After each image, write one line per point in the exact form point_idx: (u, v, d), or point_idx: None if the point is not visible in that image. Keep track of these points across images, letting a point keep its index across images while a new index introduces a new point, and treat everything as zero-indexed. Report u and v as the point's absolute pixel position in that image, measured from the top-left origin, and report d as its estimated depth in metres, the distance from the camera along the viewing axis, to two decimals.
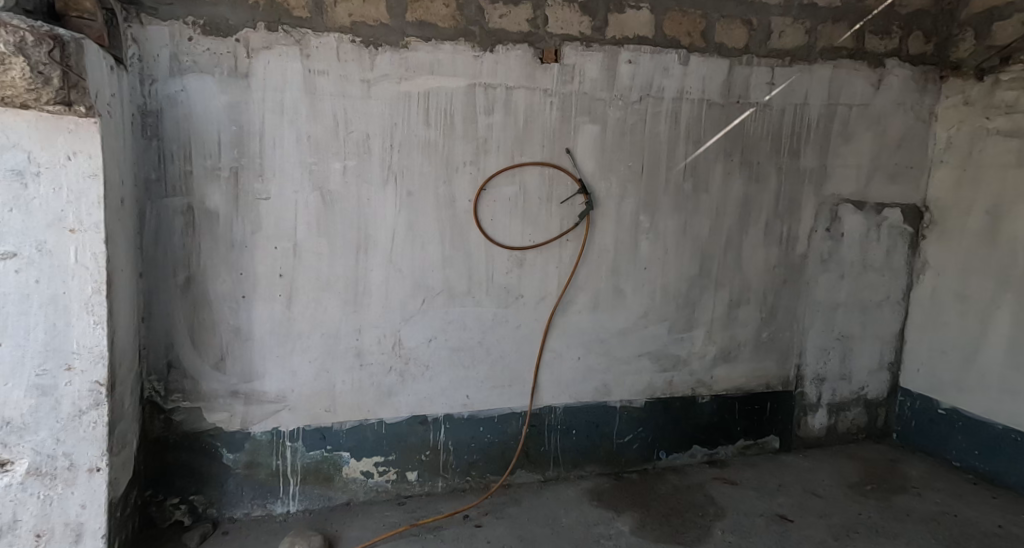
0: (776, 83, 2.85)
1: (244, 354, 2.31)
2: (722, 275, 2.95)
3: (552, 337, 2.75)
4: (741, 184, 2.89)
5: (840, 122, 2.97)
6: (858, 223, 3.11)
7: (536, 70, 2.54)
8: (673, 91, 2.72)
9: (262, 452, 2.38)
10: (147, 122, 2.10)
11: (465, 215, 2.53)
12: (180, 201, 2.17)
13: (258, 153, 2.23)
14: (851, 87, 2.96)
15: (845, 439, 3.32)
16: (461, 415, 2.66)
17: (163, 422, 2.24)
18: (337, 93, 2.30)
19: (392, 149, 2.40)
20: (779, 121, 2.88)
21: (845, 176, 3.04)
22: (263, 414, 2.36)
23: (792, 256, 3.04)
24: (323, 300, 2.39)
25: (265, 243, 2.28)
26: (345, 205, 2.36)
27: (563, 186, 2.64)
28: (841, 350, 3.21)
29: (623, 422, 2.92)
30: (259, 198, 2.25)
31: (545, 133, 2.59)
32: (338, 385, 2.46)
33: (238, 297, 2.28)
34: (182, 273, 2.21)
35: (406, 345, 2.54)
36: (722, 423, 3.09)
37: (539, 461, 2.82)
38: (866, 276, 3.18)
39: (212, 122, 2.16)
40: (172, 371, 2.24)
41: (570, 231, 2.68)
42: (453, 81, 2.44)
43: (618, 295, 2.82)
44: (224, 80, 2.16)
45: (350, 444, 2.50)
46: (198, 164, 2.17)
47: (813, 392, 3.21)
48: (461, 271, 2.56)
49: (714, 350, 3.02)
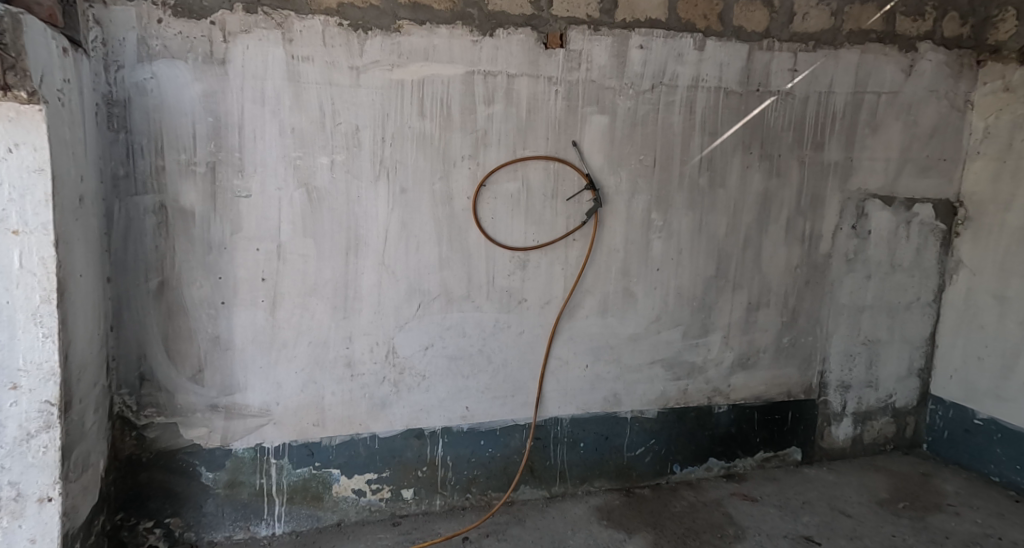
0: (799, 69, 2.64)
1: (224, 365, 2.14)
2: (740, 276, 2.75)
3: (558, 344, 2.56)
4: (761, 179, 2.69)
5: (867, 112, 2.76)
6: (886, 220, 2.90)
7: (539, 56, 2.34)
8: (687, 79, 2.52)
9: (245, 471, 2.21)
10: (114, 112, 1.93)
11: (464, 214, 2.34)
12: (152, 199, 2.00)
13: (237, 147, 2.05)
14: (880, 73, 2.75)
15: (871, 451, 3.11)
16: (460, 428, 2.48)
17: (134, 440, 2.07)
18: (324, 81, 2.12)
19: (384, 142, 2.21)
20: (801, 110, 2.68)
21: (872, 170, 2.83)
22: (245, 430, 2.19)
23: (815, 256, 2.84)
24: (310, 306, 2.21)
25: (246, 245, 2.10)
26: (333, 202, 2.18)
27: (569, 182, 2.45)
28: (867, 356, 3.01)
29: (634, 434, 2.73)
30: (239, 196, 2.07)
31: (550, 124, 2.40)
32: (326, 397, 2.28)
33: (216, 304, 2.10)
34: (155, 278, 2.03)
35: (401, 354, 2.36)
36: (739, 434, 2.90)
37: (545, 477, 2.63)
38: (895, 277, 2.97)
39: (186, 112, 1.99)
40: (144, 385, 2.07)
41: (577, 230, 2.49)
42: (449, 69, 2.25)
43: (629, 298, 2.62)
44: (198, 67, 1.98)
45: (340, 460, 2.33)
46: (170, 158, 1.99)
47: (837, 401, 3.01)
48: (460, 274, 2.38)
49: (731, 356, 2.82)
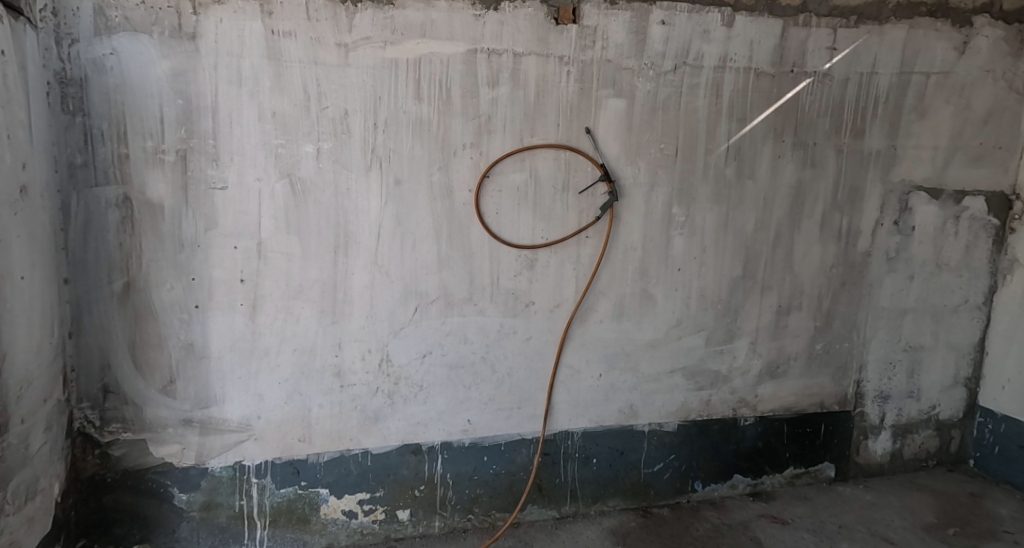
0: (839, 48, 2.38)
1: (199, 376, 1.93)
2: (770, 277, 2.50)
3: (569, 351, 2.33)
4: (794, 169, 2.44)
5: (914, 94, 2.49)
6: (933, 215, 2.63)
7: (550, 33, 2.10)
8: (714, 58, 2.27)
9: (223, 491, 2.01)
10: (69, 93, 1.72)
11: (466, 209, 2.11)
12: (114, 191, 1.79)
13: (210, 132, 1.84)
14: (930, 51, 2.47)
15: (911, 467, 2.85)
16: (461, 443, 2.26)
17: (98, 459, 1.87)
18: (308, 59, 1.90)
19: (376, 128, 1.99)
20: (841, 93, 2.42)
21: (918, 159, 2.56)
22: (222, 446, 1.98)
23: (852, 254, 2.58)
24: (295, 310, 2.00)
25: (223, 242, 1.89)
26: (320, 195, 1.96)
27: (581, 172, 2.21)
28: (908, 364, 2.75)
29: (652, 449, 2.50)
30: (214, 188, 1.86)
31: (561, 109, 2.16)
32: (314, 410, 2.07)
33: (190, 307, 1.90)
34: (119, 279, 1.83)
35: (396, 363, 2.14)
36: (767, 448, 2.65)
37: (554, 496, 2.40)
38: (940, 278, 2.70)
39: (151, 92, 1.77)
40: (108, 398, 1.87)
41: (590, 226, 2.25)
42: (449, 47, 2.02)
43: (647, 301, 2.38)
44: (163, 42, 1.77)
45: (328, 479, 2.12)
46: (134, 145, 1.79)
47: (874, 412, 2.75)
48: (462, 275, 2.15)
49: (759, 364, 2.57)
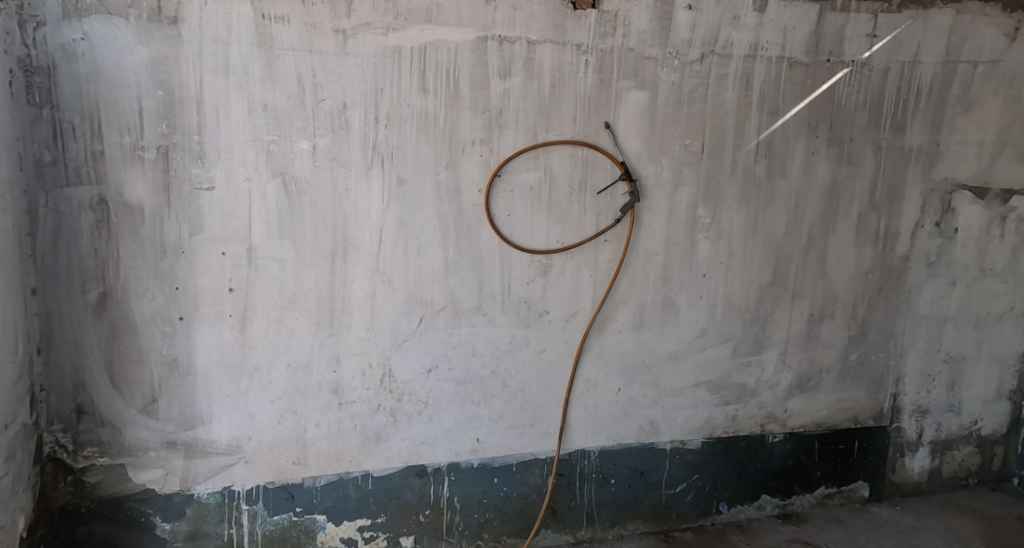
0: (879, 35, 2.20)
1: (184, 395, 1.77)
2: (802, 284, 2.32)
3: (585, 364, 2.15)
4: (829, 166, 2.26)
5: (960, 85, 2.30)
6: (977, 216, 2.44)
7: (567, 18, 1.92)
8: (744, 47, 2.09)
9: (210, 520, 1.84)
10: (35, 82, 1.56)
11: (475, 211, 1.94)
12: (88, 192, 1.63)
13: (195, 127, 1.67)
14: (978, 39, 2.28)
15: (951, 486, 2.66)
16: (470, 464, 2.09)
17: (71, 486, 1.71)
18: (302, 47, 1.73)
19: (377, 122, 1.81)
20: (880, 84, 2.23)
21: (962, 156, 2.37)
22: (210, 470, 1.82)
23: (890, 259, 2.39)
24: (289, 321, 1.83)
25: (209, 247, 1.73)
26: (316, 196, 1.79)
27: (600, 171, 2.04)
28: (948, 376, 2.56)
29: (675, 469, 2.32)
30: (199, 188, 1.69)
31: (578, 102, 1.98)
32: (310, 430, 1.90)
33: (173, 320, 1.73)
34: (94, 289, 1.67)
35: (399, 378, 1.97)
36: (797, 467, 2.47)
37: (570, 520, 2.23)
38: (984, 283, 2.51)
39: (128, 82, 1.61)
40: (82, 419, 1.71)
41: (609, 229, 2.07)
42: (458, 34, 1.84)
43: (670, 310, 2.21)
44: (141, 27, 1.60)
45: (326, 505, 1.95)
46: (110, 141, 1.62)
47: (911, 428, 2.57)
48: (471, 283, 1.98)
49: (790, 377, 2.39)
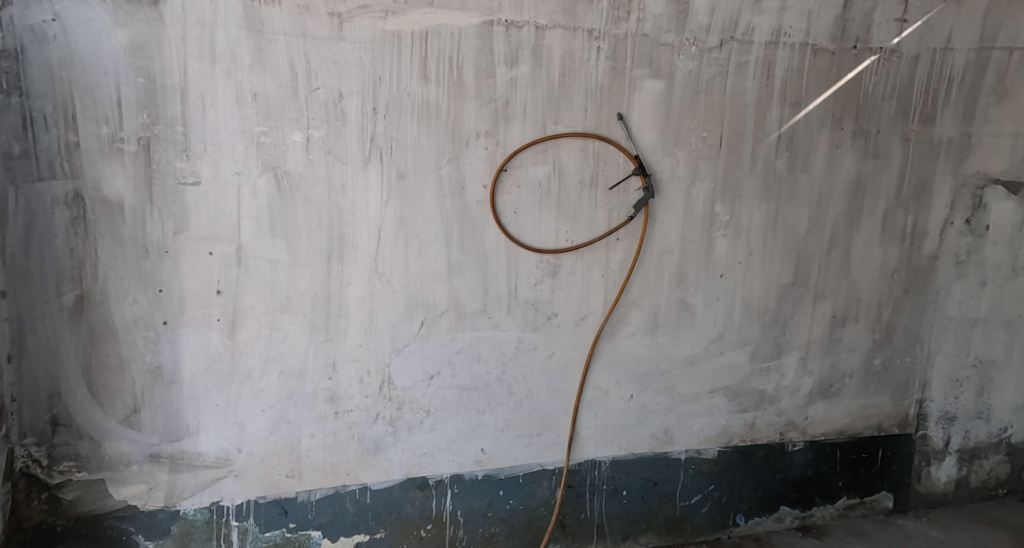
0: (909, 20, 2.07)
1: (168, 405, 1.65)
2: (824, 284, 2.20)
3: (596, 370, 2.03)
4: (854, 160, 2.13)
5: (993, 74, 2.18)
6: (1009, 212, 2.32)
7: (578, 2, 1.80)
8: (766, 33, 1.96)
9: (197, 537, 1.73)
10: (3, 68, 1.44)
11: (480, 209, 1.82)
12: (63, 187, 1.51)
13: (179, 117, 1.55)
14: (1013, 24, 2.15)
15: (979, 496, 2.54)
16: (474, 476, 1.97)
17: (46, 503, 1.60)
18: (295, 32, 1.60)
19: (375, 113, 1.69)
20: (909, 72, 2.11)
21: (994, 148, 2.24)
22: (196, 485, 1.70)
23: (918, 258, 2.26)
24: (281, 325, 1.71)
25: (195, 247, 1.61)
26: (310, 192, 1.67)
27: (612, 165, 1.91)
28: (977, 382, 2.44)
29: (690, 479, 2.20)
30: (183, 183, 1.58)
31: (589, 91, 1.85)
32: (304, 441, 1.78)
33: (156, 325, 1.61)
34: (70, 292, 1.55)
35: (399, 386, 1.85)
36: (818, 477, 2.34)
37: (579, 534, 2.10)
38: (1016, 284, 2.38)
39: (104, 68, 1.49)
40: (58, 432, 1.59)
41: (622, 227, 1.95)
42: (462, 18, 1.72)
43: (686, 313, 2.08)
44: (118, 8, 1.48)
45: (321, 520, 1.83)
46: (85, 132, 1.50)
47: (938, 435, 2.44)
48: (475, 284, 1.86)
49: (811, 383, 2.27)
